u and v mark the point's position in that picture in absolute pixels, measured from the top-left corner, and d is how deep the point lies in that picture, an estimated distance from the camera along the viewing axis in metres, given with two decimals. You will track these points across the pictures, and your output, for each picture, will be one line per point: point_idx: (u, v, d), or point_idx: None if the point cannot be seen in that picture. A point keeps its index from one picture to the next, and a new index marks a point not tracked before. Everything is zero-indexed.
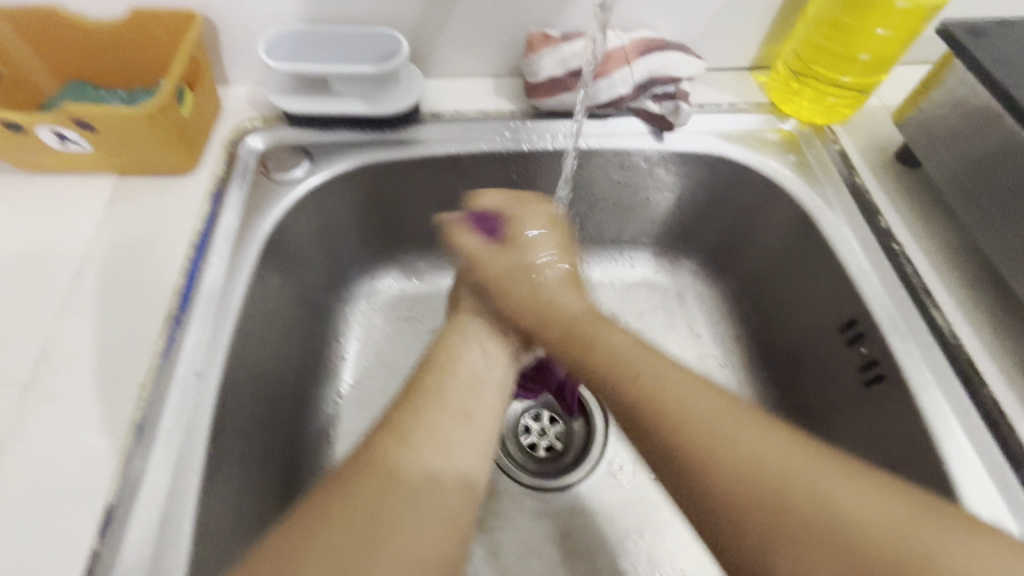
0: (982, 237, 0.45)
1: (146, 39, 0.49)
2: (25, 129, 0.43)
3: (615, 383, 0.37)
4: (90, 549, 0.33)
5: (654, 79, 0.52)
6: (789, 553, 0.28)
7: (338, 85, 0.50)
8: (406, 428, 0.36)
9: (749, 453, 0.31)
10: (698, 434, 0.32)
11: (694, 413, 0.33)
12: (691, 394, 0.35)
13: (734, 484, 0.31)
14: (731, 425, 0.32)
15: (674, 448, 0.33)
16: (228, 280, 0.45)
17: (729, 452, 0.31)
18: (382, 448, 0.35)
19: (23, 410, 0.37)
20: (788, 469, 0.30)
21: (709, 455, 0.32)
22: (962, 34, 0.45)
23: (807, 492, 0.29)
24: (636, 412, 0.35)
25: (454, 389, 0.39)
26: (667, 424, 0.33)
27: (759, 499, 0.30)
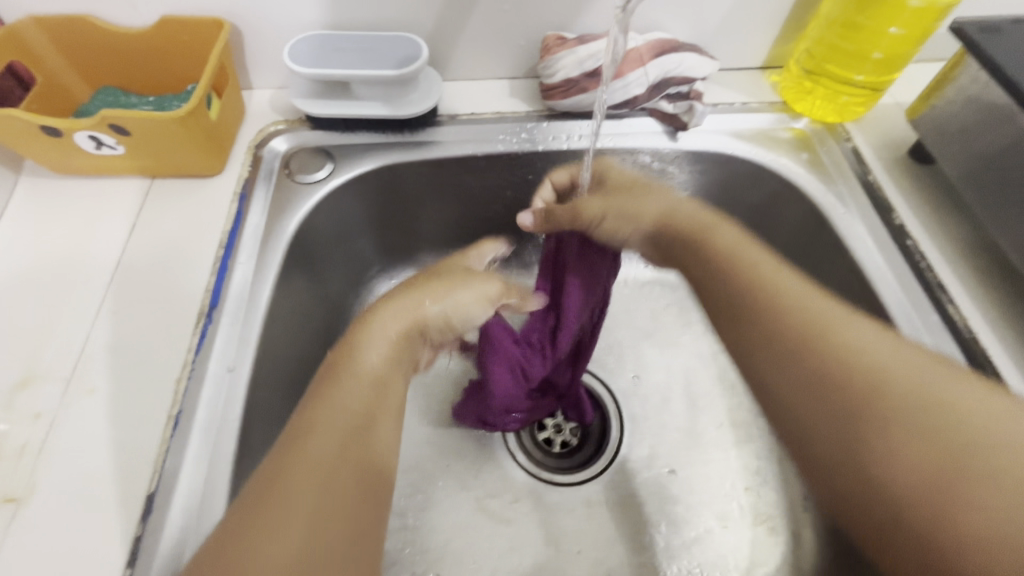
0: (997, 232, 0.45)
1: (174, 46, 0.51)
2: (63, 135, 0.44)
3: (728, 280, 0.38)
4: (132, 534, 0.35)
5: (668, 79, 0.53)
6: (892, 449, 0.28)
7: (359, 89, 0.51)
8: (312, 422, 0.32)
9: (865, 351, 0.31)
10: (808, 323, 0.33)
11: (809, 310, 0.34)
12: (799, 295, 0.35)
13: (849, 384, 0.30)
14: (844, 330, 0.33)
15: (776, 353, 0.34)
16: (256, 278, 0.46)
17: (835, 353, 0.32)
18: (289, 461, 0.30)
19: (66, 403, 0.39)
20: (899, 371, 0.30)
21: (810, 352, 0.33)
22: (975, 32, 0.46)
23: (911, 391, 0.29)
24: (744, 325, 0.36)
25: (357, 382, 0.34)
26: (772, 327, 0.35)
27: (860, 394, 0.30)
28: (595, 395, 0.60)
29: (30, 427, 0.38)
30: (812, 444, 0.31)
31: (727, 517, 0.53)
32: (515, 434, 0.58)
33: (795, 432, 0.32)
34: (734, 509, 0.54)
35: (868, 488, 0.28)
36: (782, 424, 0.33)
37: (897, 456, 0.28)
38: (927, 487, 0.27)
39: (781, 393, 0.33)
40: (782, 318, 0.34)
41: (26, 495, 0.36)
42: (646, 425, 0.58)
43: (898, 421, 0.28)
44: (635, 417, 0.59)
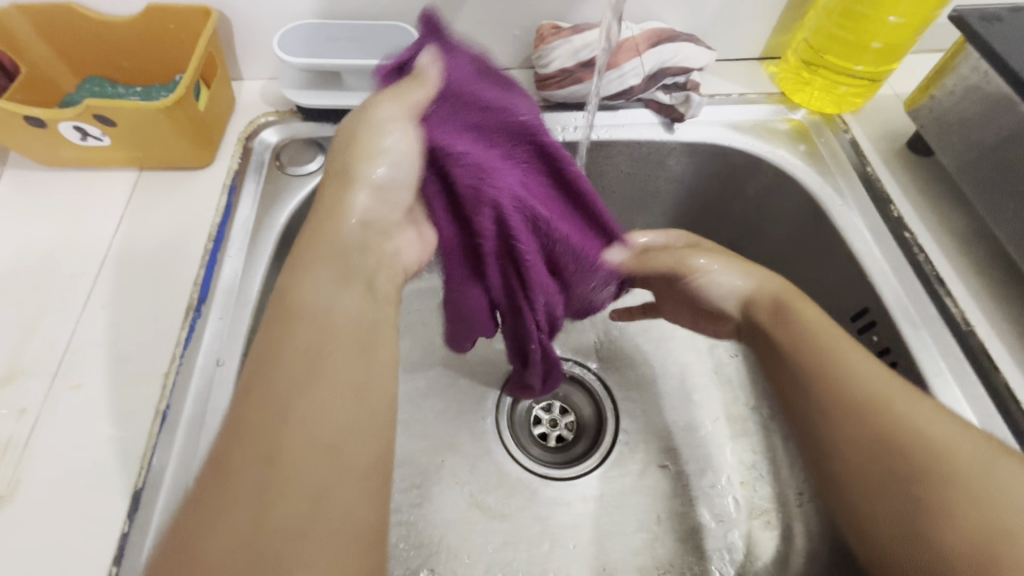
0: (995, 224, 0.45)
1: (161, 34, 0.50)
2: (47, 125, 0.44)
3: (797, 347, 0.39)
4: (119, 531, 0.34)
5: (665, 69, 0.53)
6: (950, 530, 0.31)
7: (350, 79, 0.50)
8: (269, 386, 0.30)
9: (917, 416, 0.35)
10: (862, 386, 0.36)
11: (874, 381, 0.36)
12: (867, 370, 0.37)
13: (911, 451, 0.34)
14: (918, 412, 0.35)
15: (846, 420, 0.36)
16: (246, 272, 0.45)
17: (914, 441, 0.34)
18: (266, 432, 0.28)
19: (52, 398, 0.38)
20: (964, 457, 0.33)
21: (881, 425, 0.35)
22: (975, 21, 0.45)
23: (971, 479, 0.32)
24: (813, 391, 0.38)
25: (319, 323, 0.32)
26: (844, 403, 0.36)
27: (918, 464, 0.33)
28: (591, 390, 0.60)
29: (14, 422, 0.37)
30: (868, 512, 0.35)
31: (723, 512, 0.53)
32: (510, 428, 0.58)
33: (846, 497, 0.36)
34: (730, 504, 0.53)
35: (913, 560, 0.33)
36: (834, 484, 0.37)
37: (948, 532, 0.31)
38: (967, 537, 0.31)
39: (843, 463, 0.36)
40: (854, 392, 0.36)
41: (10, 491, 0.35)
42: (641, 420, 0.58)
43: (964, 513, 0.31)
44: (630, 412, 0.58)
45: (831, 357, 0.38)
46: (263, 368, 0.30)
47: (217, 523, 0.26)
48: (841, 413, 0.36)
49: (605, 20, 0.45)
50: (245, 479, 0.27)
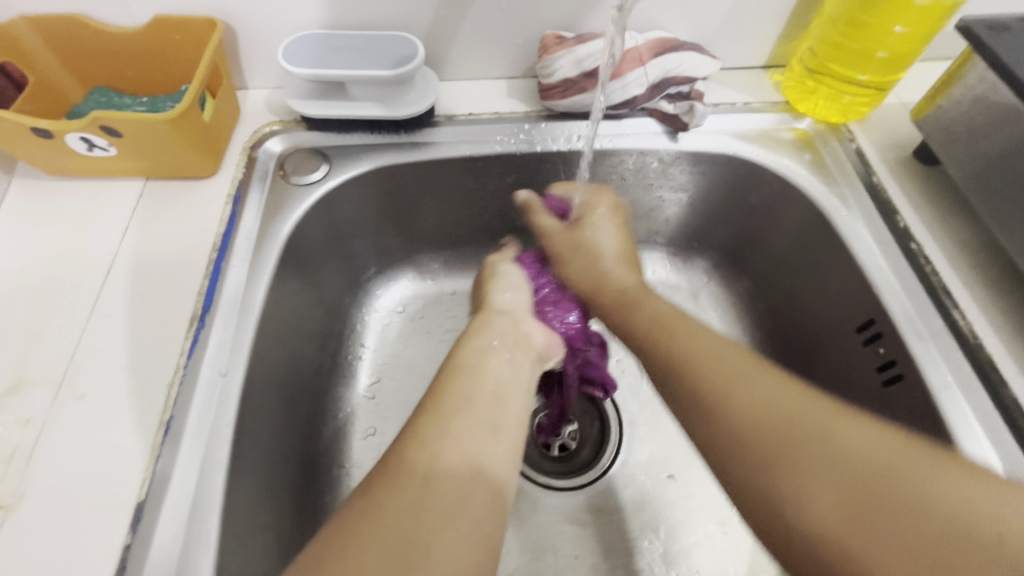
0: (1003, 235, 0.45)
1: (167, 45, 0.50)
2: (54, 136, 0.44)
3: (651, 333, 0.43)
4: (122, 542, 0.34)
5: (668, 79, 0.52)
6: (799, 475, 0.32)
7: (355, 89, 0.51)
8: (432, 424, 0.36)
9: (749, 394, 0.36)
10: (719, 369, 0.38)
11: (708, 352, 0.39)
12: (693, 326, 0.42)
13: (771, 438, 0.33)
14: (707, 342, 0.40)
15: (688, 388, 0.38)
16: (249, 281, 0.46)
17: (724, 379, 0.37)
18: (413, 453, 0.34)
19: (56, 408, 0.39)
20: (793, 416, 0.34)
21: (735, 407, 0.35)
22: (982, 30, 0.45)
23: (796, 424, 0.33)
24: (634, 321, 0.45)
25: (481, 399, 0.38)
26: (667, 340, 0.41)
27: (773, 448, 0.33)
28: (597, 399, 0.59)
29: (19, 432, 0.38)
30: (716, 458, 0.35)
31: (727, 522, 0.53)
32: None
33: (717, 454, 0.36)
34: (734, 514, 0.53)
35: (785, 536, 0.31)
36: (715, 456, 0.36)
37: (807, 491, 0.31)
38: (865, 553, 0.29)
39: (728, 437, 0.35)
40: (646, 325, 0.44)
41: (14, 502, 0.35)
42: (645, 430, 0.58)
43: (803, 458, 0.32)
44: (633, 421, 0.58)
45: (646, 312, 0.45)
46: (425, 421, 0.36)
47: (374, 535, 0.30)
48: (700, 398, 0.37)
49: (608, 32, 0.45)
50: (388, 519, 0.31)
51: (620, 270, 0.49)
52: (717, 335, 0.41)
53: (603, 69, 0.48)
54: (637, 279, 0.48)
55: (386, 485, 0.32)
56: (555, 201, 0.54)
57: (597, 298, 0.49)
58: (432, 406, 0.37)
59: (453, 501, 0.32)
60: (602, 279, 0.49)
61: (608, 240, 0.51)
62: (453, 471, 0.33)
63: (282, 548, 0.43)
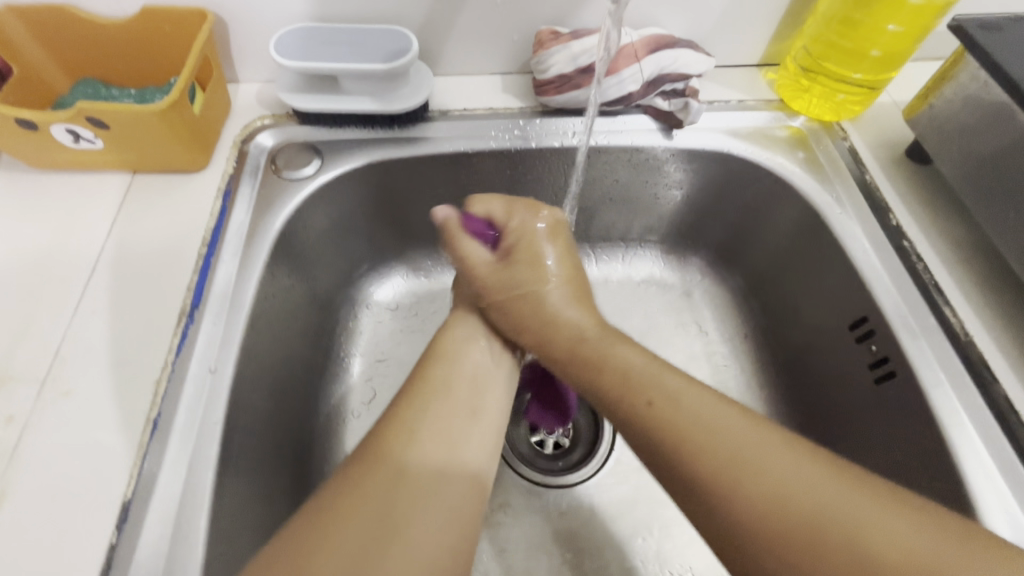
0: (993, 233, 0.45)
1: (157, 36, 0.49)
2: (39, 128, 0.43)
3: (614, 391, 0.37)
4: (107, 543, 0.33)
5: (663, 75, 0.52)
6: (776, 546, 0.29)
7: (348, 83, 0.50)
8: (401, 430, 0.35)
9: (771, 474, 0.30)
10: (710, 447, 0.32)
11: (712, 426, 0.32)
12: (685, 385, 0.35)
13: (789, 534, 0.28)
14: (698, 403, 0.34)
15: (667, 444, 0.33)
16: (239, 277, 0.45)
17: (698, 430, 0.32)
18: (389, 442, 0.35)
19: (41, 406, 0.38)
20: (809, 505, 0.29)
21: (747, 492, 0.30)
22: (974, 30, 0.45)
23: (760, 476, 0.30)
24: (605, 381, 0.37)
25: (460, 387, 0.39)
26: (656, 412, 0.34)
27: (798, 544, 0.28)
28: (589, 396, 0.59)
29: (2, 430, 0.37)
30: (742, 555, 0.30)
31: None
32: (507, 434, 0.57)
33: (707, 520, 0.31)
34: None
35: (757, 573, 0.29)
36: (725, 549, 0.31)
37: None
38: None
39: (745, 531, 0.29)
40: (620, 384, 0.36)
41: None
42: None
43: (767, 501, 0.29)
44: None
45: (547, 314, 0.41)
46: (400, 411, 0.37)
47: (343, 522, 0.31)
48: (692, 487, 0.32)
49: (607, 26, 0.45)
50: (363, 504, 0.32)
51: (576, 312, 0.41)
52: (708, 389, 0.35)
53: (600, 63, 0.48)
54: (598, 322, 0.41)
55: (354, 474, 0.33)
56: (476, 223, 0.45)
57: (547, 347, 0.41)
58: (415, 390, 0.38)
59: (427, 485, 0.33)
60: (552, 318, 0.41)
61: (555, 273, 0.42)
62: (427, 454, 0.34)
63: None
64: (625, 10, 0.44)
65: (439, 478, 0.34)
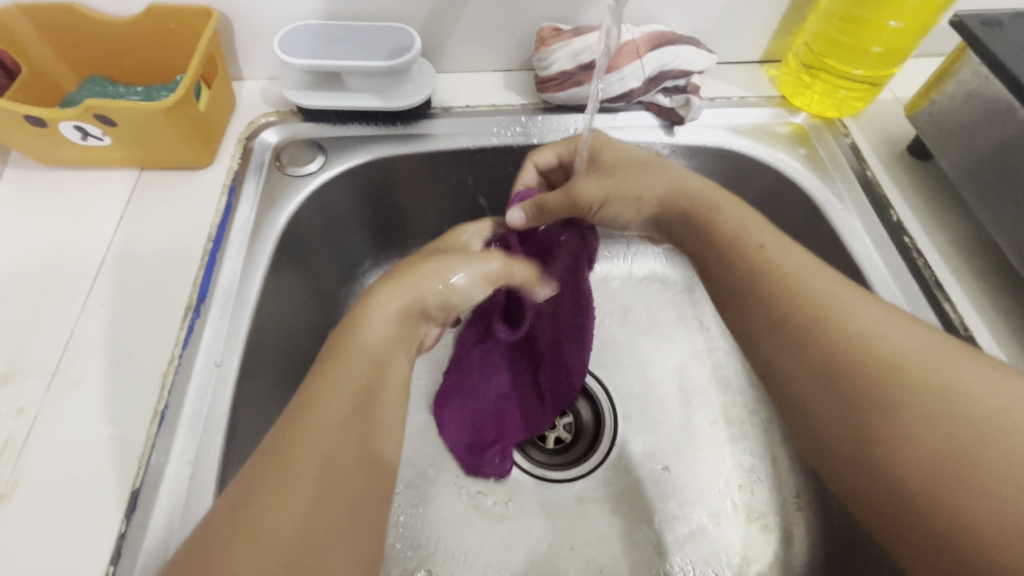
0: (993, 229, 0.45)
1: (162, 35, 0.50)
2: (48, 125, 0.44)
3: (734, 261, 0.39)
4: (116, 532, 0.34)
5: (665, 72, 0.53)
6: (903, 428, 0.29)
7: (351, 80, 0.50)
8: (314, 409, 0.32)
9: (865, 320, 0.33)
10: (811, 296, 0.35)
11: (801, 276, 0.36)
12: (804, 269, 0.36)
13: (854, 370, 0.32)
14: (803, 262, 0.37)
15: (788, 342, 0.35)
16: (245, 271, 0.46)
17: (825, 305, 0.34)
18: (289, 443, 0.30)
19: (51, 398, 0.38)
20: (891, 353, 0.31)
21: (827, 342, 0.33)
22: (975, 26, 0.45)
23: (953, 393, 0.29)
24: (729, 262, 0.39)
25: (368, 373, 0.35)
26: (766, 287, 0.36)
27: (871, 378, 0.31)
28: (589, 391, 0.60)
29: (13, 422, 0.37)
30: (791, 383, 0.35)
31: (720, 514, 0.53)
32: None
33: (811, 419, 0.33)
34: (727, 506, 0.54)
35: (877, 488, 0.30)
36: (768, 363, 0.36)
37: (901, 441, 0.29)
38: (921, 467, 0.28)
39: (801, 365, 0.34)
40: (733, 252, 0.39)
41: (9, 491, 0.35)
42: (639, 423, 0.58)
43: (906, 397, 0.30)
44: (628, 414, 0.58)
45: (726, 224, 0.40)
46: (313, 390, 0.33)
47: (267, 506, 0.28)
48: (776, 327, 0.35)
49: (606, 24, 0.44)
50: (254, 497, 0.28)
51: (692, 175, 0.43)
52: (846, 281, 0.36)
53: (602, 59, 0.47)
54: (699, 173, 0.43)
55: (283, 452, 0.30)
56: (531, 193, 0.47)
57: (678, 198, 0.42)
58: (323, 372, 0.34)
59: (325, 487, 0.30)
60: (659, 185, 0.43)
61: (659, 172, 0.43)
62: (316, 453, 0.30)
63: None
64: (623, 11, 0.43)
65: (338, 472, 0.30)
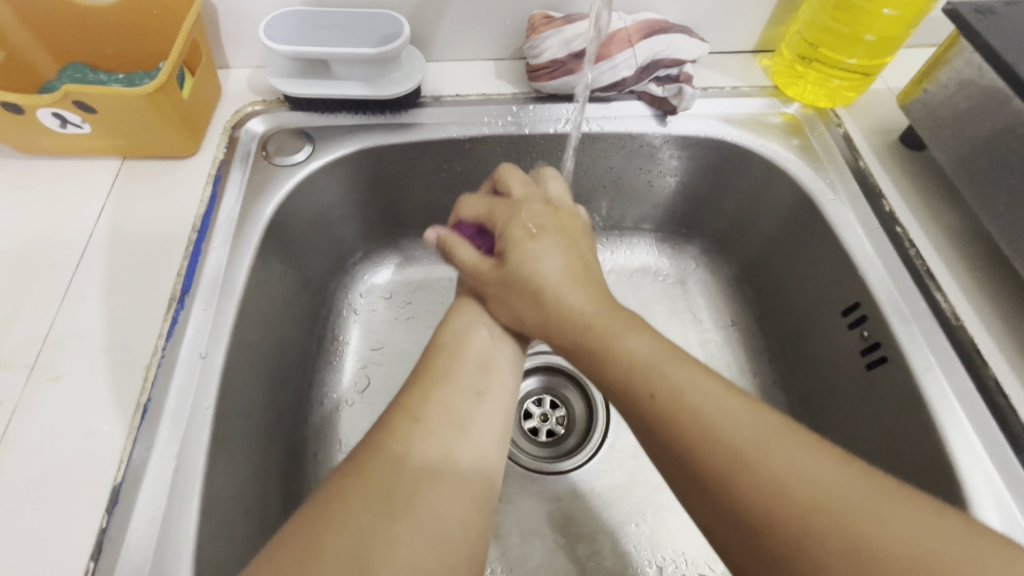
0: (985, 218, 0.45)
1: (145, 20, 0.49)
2: (25, 112, 0.42)
3: (621, 385, 0.33)
4: (98, 526, 0.33)
5: (657, 61, 0.52)
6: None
7: (338, 68, 0.49)
8: (404, 422, 0.34)
9: (777, 459, 0.27)
10: (708, 423, 0.29)
11: (696, 396, 0.30)
12: (713, 404, 0.30)
13: (794, 523, 0.26)
14: (721, 401, 0.30)
15: (712, 481, 0.28)
16: (230, 263, 0.45)
17: (723, 433, 0.29)
18: (393, 440, 0.33)
19: (30, 390, 0.38)
20: (816, 501, 0.26)
21: (752, 487, 0.27)
22: (969, 14, 0.45)
23: (841, 518, 0.25)
24: (608, 372, 0.34)
25: (463, 369, 0.39)
26: (661, 405, 0.31)
27: (806, 531, 0.25)
28: (582, 384, 0.60)
29: None
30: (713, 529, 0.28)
31: None
32: None
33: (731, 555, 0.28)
34: None
35: None
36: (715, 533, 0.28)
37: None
38: None
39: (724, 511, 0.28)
40: (621, 374, 0.33)
41: None
42: None
43: (845, 562, 0.24)
44: None
45: (620, 356, 0.34)
46: (409, 398, 0.36)
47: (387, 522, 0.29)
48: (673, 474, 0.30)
49: (596, 8, 0.45)
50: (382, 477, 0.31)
51: (575, 294, 0.37)
52: (737, 399, 0.30)
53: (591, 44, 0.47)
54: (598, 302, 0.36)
55: (345, 482, 0.31)
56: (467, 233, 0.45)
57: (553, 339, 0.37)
58: (417, 391, 0.36)
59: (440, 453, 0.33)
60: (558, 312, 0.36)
61: (550, 263, 0.38)
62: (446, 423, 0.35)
63: (264, 534, 0.43)
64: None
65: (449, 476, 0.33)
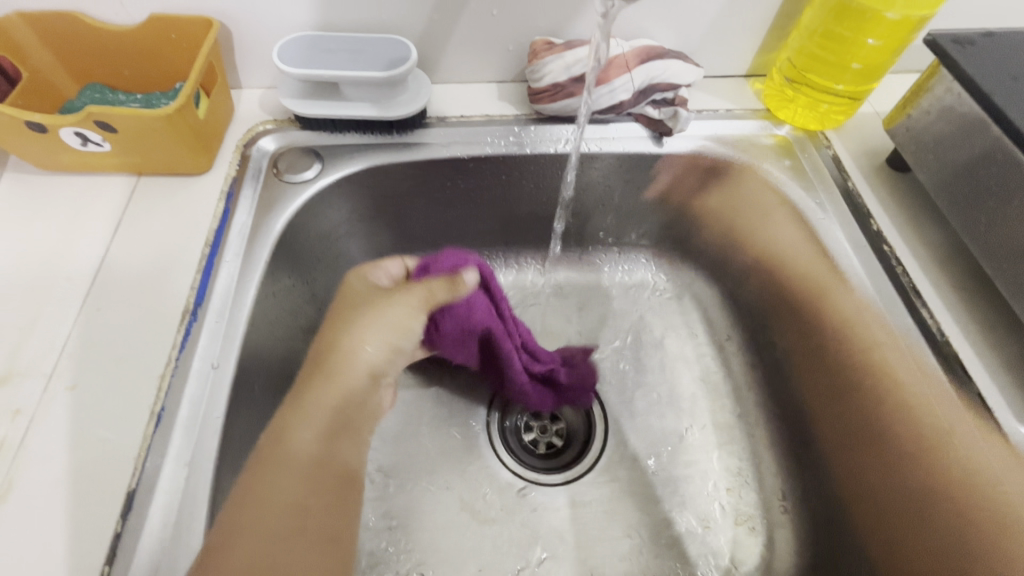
0: (968, 238, 0.47)
1: (162, 43, 0.51)
2: (48, 131, 0.44)
3: (837, 346, 0.51)
4: (112, 532, 0.35)
5: (653, 85, 0.54)
6: (943, 522, 0.42)
7: (348, 89, 0.52)
8: (273, 460, 0.39)
9: (926, 416, 0.44)
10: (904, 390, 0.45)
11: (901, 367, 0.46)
12: (899, 362, 0.46)
13: (906, 444, 0.45)
14: (908, 363, 0.46)
15: (858, 407, 0.48)
16: (242, 276, 0.46)
17: (919, 399, 0.45)
18: (296, 442, 0.40)
19: (47, 398, 0.39)
20: (965, 454, 0.42)
21: (888, 422, 0.46)
22: (948, 44, 0.47)
23: (969, 474, 0.42)
24: (823, 330, 0.52)
25: (349, 382, 0.44)
26: (867, 367, 0.48)
27: (914, 451, 0.44)
28: None
29: (10, 423, 0.38)
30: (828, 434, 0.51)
31: (709, 517, 0.54)
32: (502, 433, 0.58)
33: (877, 497, 0.46)
34: (716, 509, 0.55)
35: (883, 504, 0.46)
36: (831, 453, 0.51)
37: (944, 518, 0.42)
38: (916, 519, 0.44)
39: (861, 423, 0.48)
40: (840, 330, 0.50)
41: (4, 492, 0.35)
42: (629, 427, 0.59)
43: (941, 468, 0.43)
44: (619, 419, 0.59)
45: (843, 316, 0.50)
46: (300, 404, 0.42)
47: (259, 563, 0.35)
48: (846, 398, 0.49)
49: (594, 39, 0.46)
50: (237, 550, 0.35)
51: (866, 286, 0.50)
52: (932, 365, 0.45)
53: (590, 73, 0.49)
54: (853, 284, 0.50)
55: (252, 489, 0.37)
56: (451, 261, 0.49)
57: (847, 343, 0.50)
58: (305, 398, 0.42)
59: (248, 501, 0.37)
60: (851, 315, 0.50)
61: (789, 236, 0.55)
62: (317, 440, 0.41)
63: None
64: (612, 22, 0.44)
65: (307, 490, 0.39)
